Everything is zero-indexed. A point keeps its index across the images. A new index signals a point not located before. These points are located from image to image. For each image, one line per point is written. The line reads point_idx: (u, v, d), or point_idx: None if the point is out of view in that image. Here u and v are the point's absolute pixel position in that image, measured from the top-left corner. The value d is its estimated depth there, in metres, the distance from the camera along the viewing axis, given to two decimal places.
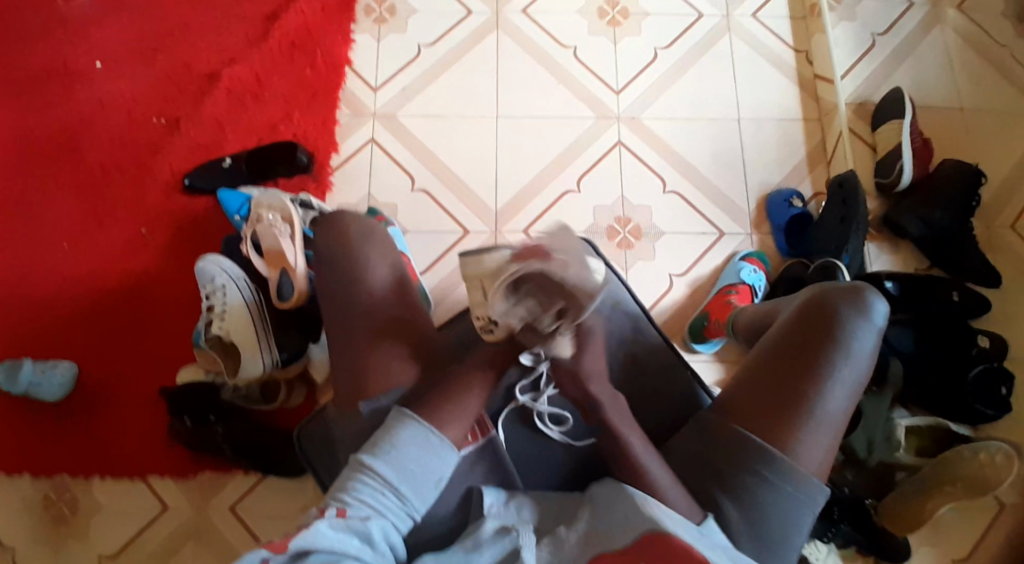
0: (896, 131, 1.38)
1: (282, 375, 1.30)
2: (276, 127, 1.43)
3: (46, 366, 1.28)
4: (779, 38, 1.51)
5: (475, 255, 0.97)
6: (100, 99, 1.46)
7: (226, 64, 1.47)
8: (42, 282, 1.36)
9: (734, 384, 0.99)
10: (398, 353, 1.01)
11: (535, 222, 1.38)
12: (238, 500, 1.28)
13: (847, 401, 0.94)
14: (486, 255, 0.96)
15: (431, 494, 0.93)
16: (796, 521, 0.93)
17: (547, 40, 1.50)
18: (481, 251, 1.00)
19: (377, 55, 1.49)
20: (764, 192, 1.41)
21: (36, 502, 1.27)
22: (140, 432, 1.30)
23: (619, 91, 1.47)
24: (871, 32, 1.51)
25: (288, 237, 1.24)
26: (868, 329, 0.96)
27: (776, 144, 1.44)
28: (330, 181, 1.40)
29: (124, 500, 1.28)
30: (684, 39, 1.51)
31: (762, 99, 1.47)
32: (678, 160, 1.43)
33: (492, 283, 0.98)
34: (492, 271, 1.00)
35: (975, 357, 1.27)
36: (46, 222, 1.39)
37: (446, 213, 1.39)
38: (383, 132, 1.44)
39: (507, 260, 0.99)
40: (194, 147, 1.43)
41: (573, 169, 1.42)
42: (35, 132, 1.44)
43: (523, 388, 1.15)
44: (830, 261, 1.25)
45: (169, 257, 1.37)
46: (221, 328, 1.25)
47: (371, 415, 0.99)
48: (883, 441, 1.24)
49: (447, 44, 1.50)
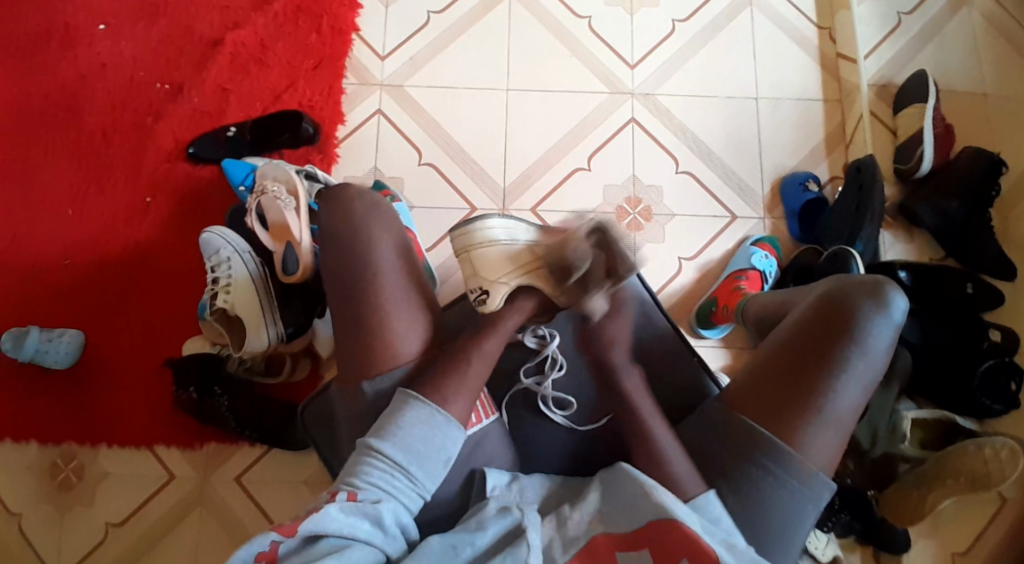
0: (919, 115, 1.34)
1: (286, 349, 1.29)
2: (280, 95, 1.40)
3: (52, 334, 1.28)
4: (802, 13, 1.46)
5: (462, 230, 1.04)
6: (100, 61, 1.43)
7: (229, 28, 1.43)
8: (46, 248, 1.35)
9: (744, 375, 0.98)
10: (401, 332, 0.99)
11: (543, 200, 1.35)
12: (243, 471, 1.29)
13: (858, 398, 0.93)
14: (469, 230, 1.03)
15: (440, 472, 0.93)
16: (801, 516, 0.93)
17: (561, 10, 1.45)
18: (467, 227, 1.04)
19: (385, 22, 1.45)
20: (779, 175, 1.38)
21: (43, 469, 1.28)
22: (143, 402, 1.30)
23: (634, 65, 1.43)
24: (897, 11, 1.45)
25: (292, 210, 1.22)
26: (885, 326, 0.94)
27: (793, 126, 1.40)
28: (336, 152, 1.38)
29: (129, 468, 1.29)
30: (702, 12, 1.45)
31: (781, 78, 1.42)
32: (691, 140, 1.39)
33: (481, 255, 1.03)
34: (481, 246, 1.03)
35: (986, 351, 1.26)
36: (49, 188, 1.37)
37: (452, 188, 1.36)
38: (390, 103, 1.41)
39: (493, 231, 1.04)
40: (197, 114, 1.40)
41: (584, 147, 1.38)
42: (36, 95, 1.41)
43: (528, 371, 1.16)
44: (843, 248, 1.22)
45: (173, 225, 1.36)
46: (226, 302, 1.23)
47: (374, 396, 0.99)
48: (887, 433, 1.25)
49: (457, 13, 1.45)
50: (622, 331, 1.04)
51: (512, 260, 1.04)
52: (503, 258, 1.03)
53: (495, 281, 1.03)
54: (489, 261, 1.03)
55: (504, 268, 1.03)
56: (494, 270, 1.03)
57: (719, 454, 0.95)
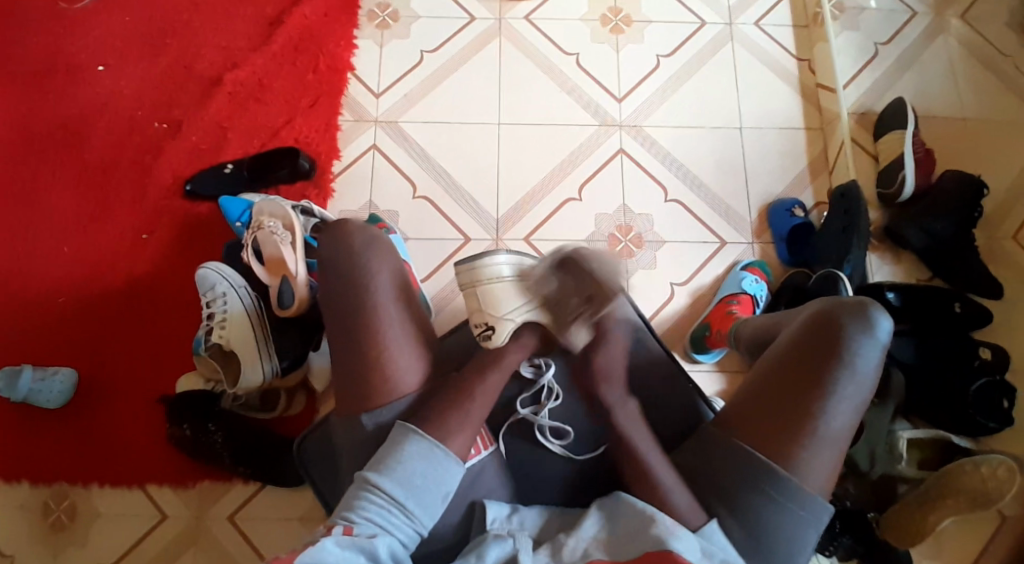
0: (899, 140, 1.38)
1: (281, 384, 1.29)
2: (277, 133, 1.43)
3: (45, 373, 1.28)
4: (782, 46, 1.51)
5: (471, 266, 1.05)
6: (99, 102, 1.45)
7: (227, 68, 1.46)
8: (41, 286, 1.35)
9: (739, 398, 0.98)
10: (402, 363, 1.00)
11: (536, 229, 1.37)
12: (236, 509, 1.27)
13: (851, 417, 0.93)
14: (478, 266, 1.04)
15: (437, 507, 0.93)
16: (800, 542, 0.93)
17: (549, 47, 1.50)
18: (478, 263, 1.05)
19: (379, 60, 1.48)
20: (767, 202, 1.41)
21: (34, 509, 1.26)
22: (138, 439, 1.29)
23: (622, 98, 1.47)
24: (874, 42, 1.50)
25: (289, 244, 1.24)
26: (874, 345, 0.95)
27: (778, 153, 1.44)
28: (331, 187, 1.40)
29: (122, 506, 1.27)
30: (687, 46, 1.50)
31: (765, 107, 1.46)
32: (680, 168, 1.42)
33: (487, 290, 1.05)
34: (490, 282, 1.04)
35: (977, 369, 1.28)
36: (45, 226, 1.38)
37: (446, 219, 1.38)
38: (385, 138, 1.43)
39: (501, 268, 1.05)
40: (195, 151, 1.42)
41: (575, 177, 1.41)
42: (35, 136, 1.43)
43: (525, 401, 1.15)
44: (833, 271, 1.24)
45: (169, 261, 1.37)
46: (221, 337, 1.24)
47: (375, 430, 0.98)
48: (886, 454, 1.25)
49: (449, 51, 1.49)
50: (616, 359, 1.03)
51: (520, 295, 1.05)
52: (509, 294, 1.04)
53: (500, 318, 1.04)
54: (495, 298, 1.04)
55: (510, 303, 1.04)
56: (499, 306, 1.04)
57: (718, 472, 0.96)
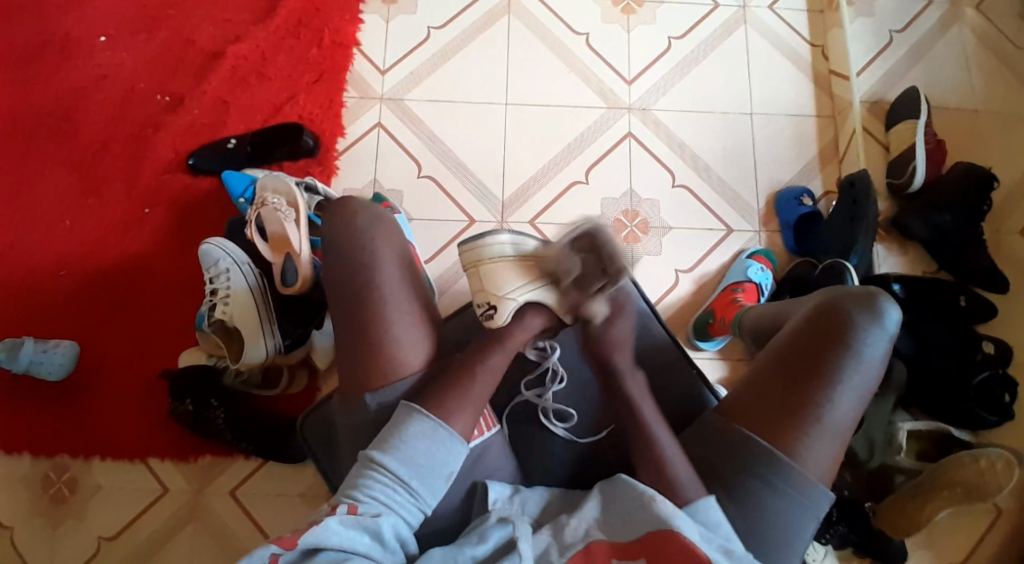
0: (911, 130, 1.37)
1: (284, 361, 1.29)
2: (280, 108, 1.41)
3: (46, 346, 1.27)
4: (795, 30, 1.49)
5: (473, 244, 1.04)
6: (101, 73, 1.43)
7: (230, 41, 1.44)
8: (43, 259, 1.34)
9: (741, 385, 0.98)
10: (404, 343, 0.99)
11: (541, 213, 1.36)
12: (237, 484, 1.28)
13: (853, 408, 0.93)
14: (480, 244, 1.03)
15: (441, 485, 0.93)
16: (798, 527, 0.93)
17: (559, 26, 1.47)
18: (481, 242, 1.03)
19: (385, 35, 1.46)
20: (774, 190, 1.40)
21: (35, 481, 1.27)
22: (139, 413, 1.29)
23: (631, 81, 1.44)
24: (888, 29, 1.48)
25: (293, 221, 1.22)
26: (878, 336, 0.94)
27: (788, 139, 1.42)
28: (336, 165, 1.38)
29: (123, 480, 1.27)
30: (698, 29, 1.48)
31: (775, 94, 1.45)
32: (687, 154, 1.41)
33: (488, 270, 1.03)
34: (492, 262, 1.03)
35: (979, 363, 1.27)
36: (46, 199, 1.37)
37: (451, 200, 1.37)
38: (390, 116, 1.42)
39: (504, 246, 1.04)
40: (198, 125, 1.40)
41: (581, 161, 1.40)
42: (36, 106, 1.41)
43: (529, 384, 1.16)
44: (839, 260, 1.24)
45: (170, 236, 1.36)
46: (225, 313, 1.23)
47: (379, 409, 0.98)
48: (884, 444, 1.25)
49: (457, 28, 1.46)
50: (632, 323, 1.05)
51: (521, 275, 1.02)
52: (510, 273, 1.02)
53: (501, 297, 1.02)
54: (496, 276, 1.03)
55: (512, 283, 1.02)
56: (500, 284, 1.02)
57: (716, 468, 0.95)
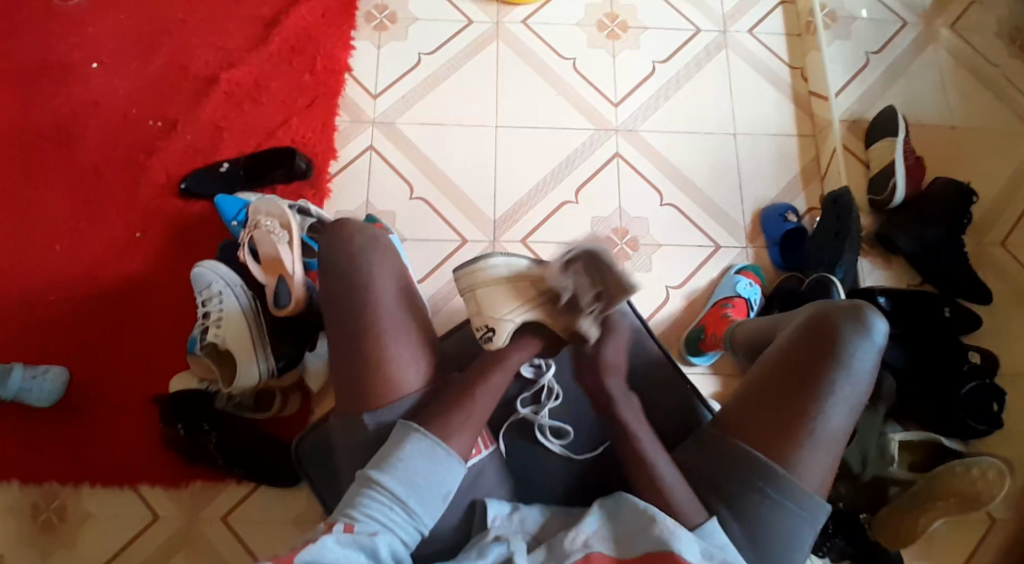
0: (889, 148, 1.41)
1: (277, 384, 1.29)
2: (273, 132, 1.42)
3: (36, 372, 1.26)
4: (775, 54, 1.53)
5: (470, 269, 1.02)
6: (94, 100, 1.44)
7: (224, 68, 1.46)
8: (34, 284, 1.34)
9: (735, 399, 0.99)
10: (402, 362, 0.99)
11: (533, 232, 1.38)
12: (229, 511, 1.26)
13: (846, 419, 0.94)
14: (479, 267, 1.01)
15: (439, 506, 0.92)
16: (795, 539, 0.93)
17: (546, 51, 1.51)
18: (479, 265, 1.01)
19: (377, 62, 1.49)
20: (760, 208, 1.42)
21: (22, 510, 1.24)
22: (130, 439, 1.27)
23: (618, 103, 1.48)
24: (865, 50, 1.53)
25: (286, 244, 1.24)
26: (868, 348, 0.96)
27: (771, 158, 1.46)
28: (328, 187, 1.39)
29: (112, 508, 1.25)
30: (681, 54, 1.52)
31: (758, 115, 1.48)
32: (674, 172, 1.44)
33: (487, 292, 1.00)
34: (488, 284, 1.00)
35: (967, 373, 1.30)
36: (37, 224, 1.37)
37: (443, 220, 1.38)
38: (382, 140, 1.43)
39: (501, 268, 1.01)
40: (191, 150, 1.41)
41: (570, 181, 1.42)
42: (28, 132, 1.42)
43: (525, 401, 1.15)
44: (826, 275, 1.25)
45: (162, 260, 1.36)
46: (217, 336, 1.22)
47: (376, 429, 0.97)
48: (877, 456, 1.26)
49: (447, 54, 1.49)
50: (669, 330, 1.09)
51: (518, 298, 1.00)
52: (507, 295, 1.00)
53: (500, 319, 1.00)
54: (493, 300, 1.00)
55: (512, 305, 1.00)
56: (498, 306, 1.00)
57: (716, 479, 0.95)
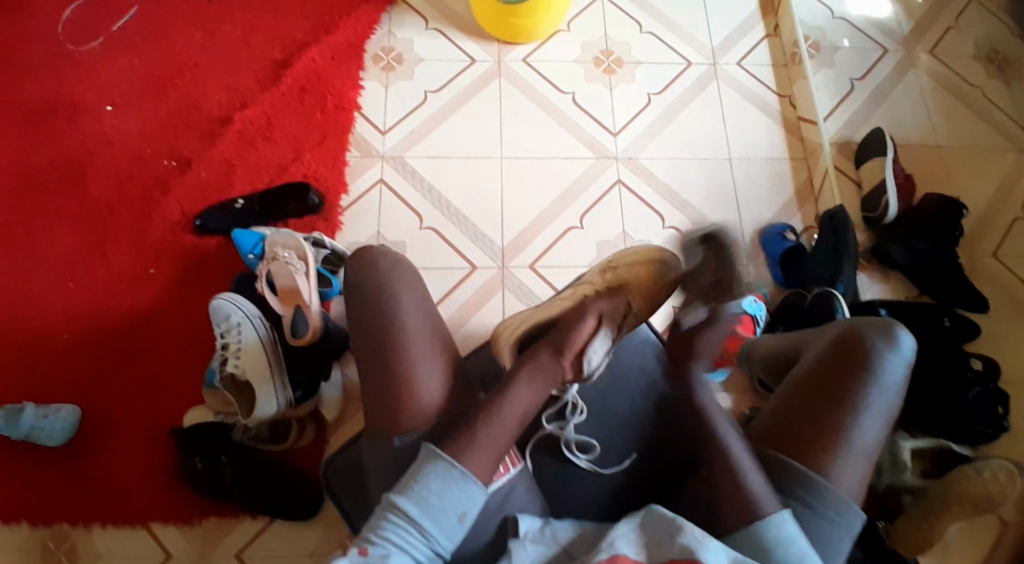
0: (879, 168, 1.46)
1: (293, 414, 1.28)
2: (285, 168, 1.46)
3: (47, 411, 1.26)
4: (764, 83, 1.60)
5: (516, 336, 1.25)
6: (108, 141, 1.48)
7: (236, 108, 1.51)
8: (46, 323, 1.35)
9: (768, 415, 1.00)
10: (428, 383, 1.00)
11: (541, 257, 1.42)
12: (243, 546, 1.24)
13: (880, 431, 0.95)
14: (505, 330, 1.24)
15: (456, 528, 0.89)
16: (833, 549, 0.93)
17: (547, 87, 1.57)
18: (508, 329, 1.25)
19: (385, 99, 1.54)
20: (758, 228, 1.47)
21: (33, 550, 1.23)
22: (144, 474, 1.27)
23: (617, 133, 1.53)
24: (849, 77, 1.60)
25: (302, 273, 1.25)
26: (897, 362, 0.98)
27: (766, 181, 1.51)
28: (340, 220, 1.43)
29: (124, 546, 1.24)
30: (674, 85, 1.59)
31: (752, 139, 1.55)
32: (673, 196, 1.49)
33: None
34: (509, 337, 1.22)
35: (971, 379, 1.32)
36: (51, 263, 1.39)
37: (452, 248, 1.42)
38: (392, 174, 1.48)
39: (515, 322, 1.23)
40: (204, 187, 1.45)
41: (574, 208, 1.46)
42: (42, 174, 1.45)
43: (549, 417, 1.14)
44: (828, 289, 1.29)
45: (176, 295, 1.37)
46: (237, 366, 1.24)
47: (403, 449, 0.98)
48: (890, 465, 1.26)
49: (452, 91, 1.55)
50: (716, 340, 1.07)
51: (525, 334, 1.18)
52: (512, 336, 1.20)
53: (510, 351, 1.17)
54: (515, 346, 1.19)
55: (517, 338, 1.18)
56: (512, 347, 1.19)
57: None
